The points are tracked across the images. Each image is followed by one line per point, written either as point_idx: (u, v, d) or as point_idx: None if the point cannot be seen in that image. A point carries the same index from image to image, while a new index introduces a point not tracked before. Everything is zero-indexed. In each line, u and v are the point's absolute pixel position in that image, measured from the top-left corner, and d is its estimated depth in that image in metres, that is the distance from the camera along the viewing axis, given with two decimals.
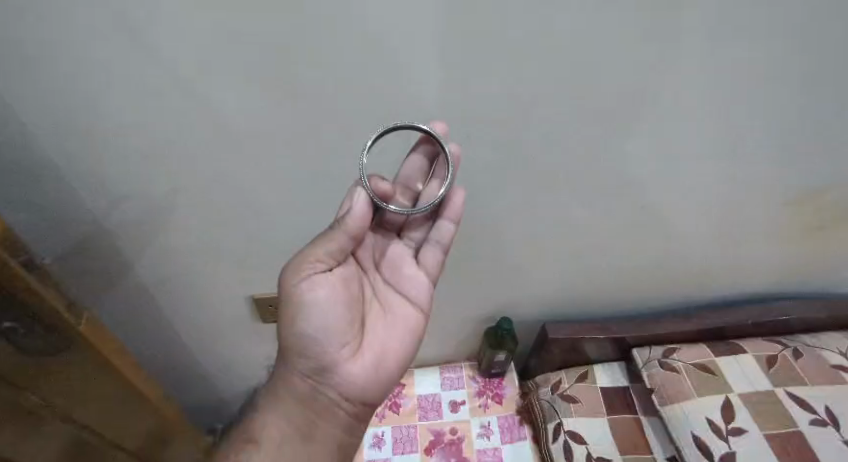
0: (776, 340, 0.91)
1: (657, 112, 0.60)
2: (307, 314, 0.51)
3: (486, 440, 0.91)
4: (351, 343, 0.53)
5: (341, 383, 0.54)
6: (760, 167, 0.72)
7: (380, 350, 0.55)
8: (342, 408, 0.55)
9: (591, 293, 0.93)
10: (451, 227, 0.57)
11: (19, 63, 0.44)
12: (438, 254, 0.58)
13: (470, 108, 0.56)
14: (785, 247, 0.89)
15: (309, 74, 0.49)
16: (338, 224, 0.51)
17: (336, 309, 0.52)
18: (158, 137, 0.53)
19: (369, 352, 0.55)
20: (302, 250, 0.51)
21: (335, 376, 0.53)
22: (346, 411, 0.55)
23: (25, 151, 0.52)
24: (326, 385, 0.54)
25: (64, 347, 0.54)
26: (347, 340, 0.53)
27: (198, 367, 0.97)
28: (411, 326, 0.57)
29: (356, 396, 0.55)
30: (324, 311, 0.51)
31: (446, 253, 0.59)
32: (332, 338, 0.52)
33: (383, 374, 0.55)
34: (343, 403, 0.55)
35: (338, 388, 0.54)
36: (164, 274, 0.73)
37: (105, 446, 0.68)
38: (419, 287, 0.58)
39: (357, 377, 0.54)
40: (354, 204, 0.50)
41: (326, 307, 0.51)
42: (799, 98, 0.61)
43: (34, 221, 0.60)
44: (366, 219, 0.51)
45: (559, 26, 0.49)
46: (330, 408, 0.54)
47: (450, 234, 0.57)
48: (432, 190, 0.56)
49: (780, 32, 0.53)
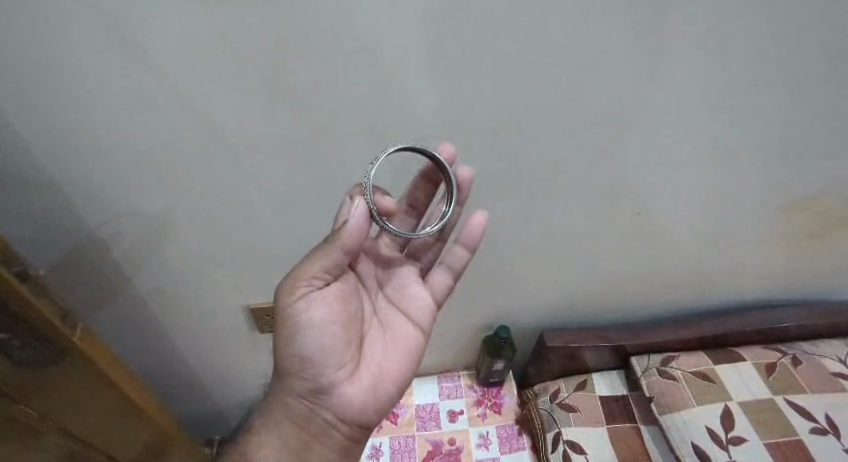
0: (776, 347, 0.90)
1: (652, 119, 0.60)
2: (303, 333, 0.50)
3: (485, 450, 0.90)
4: (348, 364, 0.53)
5: (338, 404, 0.53)
6: (757, 173, 0.72)
7: (379, 372, 0.55)
8: (339, 430, 0.55)
9: (590, 300, 0.93)
10: (465, 255, 0.58)
11: (17, 74, 0.45)
12: (448, 279, 0.60)
13: (466, 115, 0.56)
14: (783, 253, 0.89)
15: (307, 83, 0.50)
16: (335, 238, 0.47)
17: (333, 329, 0.51)
18: (155, 145, 0.53)
19: (367, 372, 0.54)
20: (297, 266, 0.50)
21: (333, 398, 0.53)
22: (343, 433, 0.55)
23: (22, 161, 0.52)
24: (324, 407, 0.53)
25: (59, 359, 0.54)
26: (344, 361, 0.52)
27: (195, 377, 0.96)
28: (411, 347, 0.57)
29: (354, 418, 0.55)
30: (321, 332, 0.50)
31: (456, 279, 0.60)
32: (329, 359, 0.51)
33: (382, 397, 0.55)
34: (339, 425, 0.55)
35: (335, 410, 0.54)
36: (161, 283, 0.72)
37: (98, 456, 0.68)
38: (423, 310, 0.58)
39: (355, 399, 0.53)
40: (350, 217, 0.46)
41: (323, 328, 0.50)
42: (792, 104, 0.62)
43: (30, 230, 0.60)
44: (363, 232, 0.47)
45: (555, 33, 0.50)
46: (328, 429, 0.54)
47: (463, 262, 0.59)
48: (439, 211, 0.56)
49: (772, 38, 0.54)
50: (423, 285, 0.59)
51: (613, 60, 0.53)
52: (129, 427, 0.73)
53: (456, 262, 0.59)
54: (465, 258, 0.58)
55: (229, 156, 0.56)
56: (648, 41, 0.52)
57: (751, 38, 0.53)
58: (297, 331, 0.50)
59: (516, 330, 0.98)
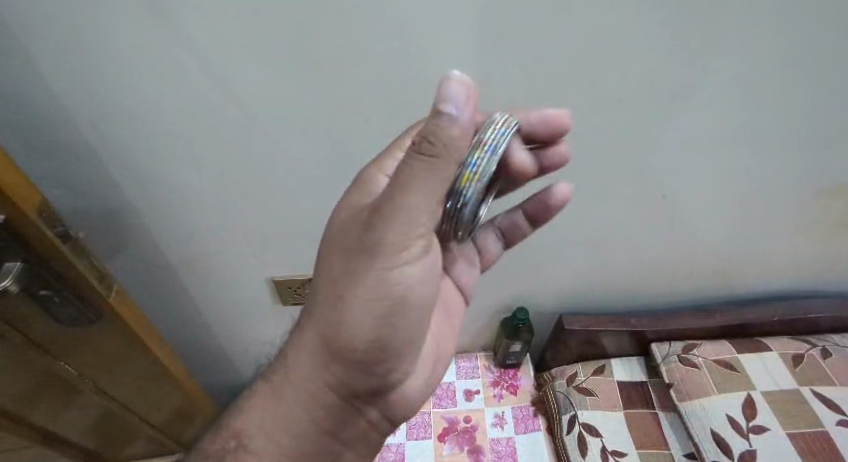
0: (803, 339, 0.88)
1: (686, 95, 0.58)
2: (387, 309, 0.37)
3: (500, 429, 0.91)
4: (401, 355, 0.44)
5: (372, 377, 0.45)
6: (790, 156, 0.69)
7: (432, 359, 0.52)
8: (357, 401, 0.48)
9: (610, 284, 0.92)
10: (498, 248, 0.59)
11: (53, 47, 0.46)
12: (499, 247, 0.59)
13: (490, 92, 0.55)
14: (815, 242, 0.86)
15: (329, 54, 0.50)
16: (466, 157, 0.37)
17: (421, 310, 0.40)
18: (182, 116, 0.54)
19: (414, 355, 0.47)
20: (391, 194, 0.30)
21: (369, 374, 0.44)
22: (362, 406, 0.49)
23: (61, 132, 0.54)
24: (351, 375, 0.44)
25: (96, 318, 0.56)
26: (403, 348, 0.43)
27: (220, 347, 1.00)
28: (454, 321, 0.56)
29: (384, 389, 0.48)
30: (403, 307, 0.38)
31: (497, 247, 0.59)
32: (396, 340, 0.41)
33: (428, 372, 0.52)
34: (354, 399, 0.47)
35: (363, 381, 0.45)
36: (189, 253, 0.75)
37: (118, 409, 0.72)
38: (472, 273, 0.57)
39: (400, 375, 0.47)
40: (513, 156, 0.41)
41: (408, 305, 0.39)
42: (835, 88, 0.59)
43: (67, 196, 0.62)
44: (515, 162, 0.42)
45: (584, 5, 0.48)
46: (341, 394, 0.46)
47: (493, 256, 0.59)
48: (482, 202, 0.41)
49: (820, 10, 0.50)
50: (481, 252, 0.58)
51: (643, 38, 0.51)
52: (154, 391, 0.76)
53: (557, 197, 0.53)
54: (566, 194, 0.52)
55: (255, 131, 0.57)
56: (683, 16, 0.49)
57: (794, 15, 0.50)
58: (379, 317, 0.38)
59: (533, 313, 0.98)
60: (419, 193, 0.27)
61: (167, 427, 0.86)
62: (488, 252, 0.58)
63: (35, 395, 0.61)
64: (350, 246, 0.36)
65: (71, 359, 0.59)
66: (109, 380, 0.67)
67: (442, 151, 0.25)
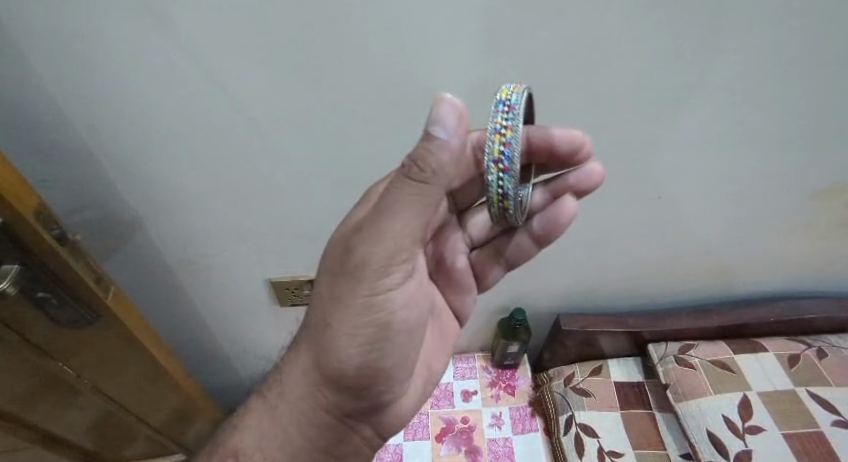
0: (800, 339, 0.88)
1: (681, 97, 0.58)
2: (373, 330, 0.39)
3: (498, 429, 0.91)
4: (391, 375, 0.45)
5: (362, 397, 0.45)
6: (787, 157, 0.69)
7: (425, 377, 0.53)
8: (348, 422, 0.48)
9: (608, 284, 0.92)
10: (499, 276, 0.57)
11: (51, 50, 0.46)
12: (500, 275, 0.58)
13: (487, 94, 0.56)
14: (812, 242, 0.86)
15: (326, 57, 0.50)
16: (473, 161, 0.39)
17: (407, 330, 0.42)
18: (182, 117, 0.55)
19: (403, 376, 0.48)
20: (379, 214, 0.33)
21: (359, 395, 0.45)
22: (354, 426, 0.49)
23: (59, 134, 0.55)
24: (340, 395, 0.44)
25: (93, 318, 0.56)
26: (391, 368, 0.44)
27: (219, 348, 1.00)
28: (448, 342, 0.56)
29: (374, 410, 0.48)
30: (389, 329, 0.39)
31: (501, 273, 0.57)
32: (383, 360, 0.42)
33: (418, 392, 0.53)
34: (348, 418, 0.48)
35: (353, 401, 0.46)
36: (187, 254, 0.75)
37: (116, 410, 0.73)
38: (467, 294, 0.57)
39: (389, 395, 0.48)
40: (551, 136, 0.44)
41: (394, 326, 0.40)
42: (830, 89, 0.59)
43: (66, 198, 0.63)
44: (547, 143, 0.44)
45: (580, 8, 0.48)
46: (330, 414, 0.46)
47: (494, 281, 0.58)
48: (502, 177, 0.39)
49: (813, 13, 0.51)
50: (482, 278, 0.57)
51: (639, 41, 0.51)
52: (152, 392, 0.76)
53: (560, 213, 0.50)
54: (571, 210, 0.49)
55: (253, 133, 0.57)
56: (677, 19, 0.50)
57: (788, 17, 0.51)
58: (367, 337, 0.39)
59: (532, 313, 0.99)
60: (404, 213, 0.31)
61: (165, 427, 0.86)
62: (489, 277, 0.57)
63: (32, 396, 0.61)
64: (337, 267, 0.37)
65: (68, 360, 0.59)
66: (106, 381, 0.67)
67: (428, 178, 0.29)
